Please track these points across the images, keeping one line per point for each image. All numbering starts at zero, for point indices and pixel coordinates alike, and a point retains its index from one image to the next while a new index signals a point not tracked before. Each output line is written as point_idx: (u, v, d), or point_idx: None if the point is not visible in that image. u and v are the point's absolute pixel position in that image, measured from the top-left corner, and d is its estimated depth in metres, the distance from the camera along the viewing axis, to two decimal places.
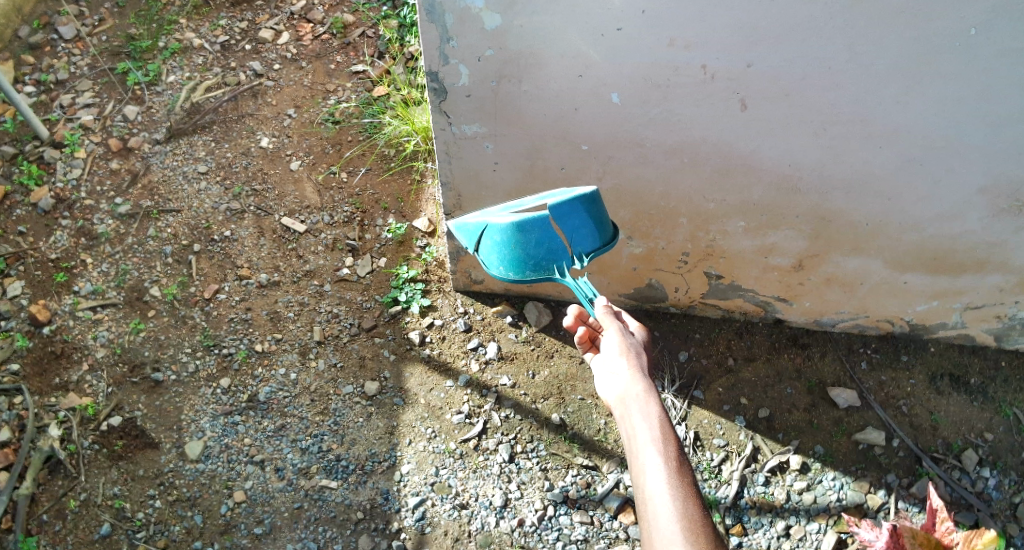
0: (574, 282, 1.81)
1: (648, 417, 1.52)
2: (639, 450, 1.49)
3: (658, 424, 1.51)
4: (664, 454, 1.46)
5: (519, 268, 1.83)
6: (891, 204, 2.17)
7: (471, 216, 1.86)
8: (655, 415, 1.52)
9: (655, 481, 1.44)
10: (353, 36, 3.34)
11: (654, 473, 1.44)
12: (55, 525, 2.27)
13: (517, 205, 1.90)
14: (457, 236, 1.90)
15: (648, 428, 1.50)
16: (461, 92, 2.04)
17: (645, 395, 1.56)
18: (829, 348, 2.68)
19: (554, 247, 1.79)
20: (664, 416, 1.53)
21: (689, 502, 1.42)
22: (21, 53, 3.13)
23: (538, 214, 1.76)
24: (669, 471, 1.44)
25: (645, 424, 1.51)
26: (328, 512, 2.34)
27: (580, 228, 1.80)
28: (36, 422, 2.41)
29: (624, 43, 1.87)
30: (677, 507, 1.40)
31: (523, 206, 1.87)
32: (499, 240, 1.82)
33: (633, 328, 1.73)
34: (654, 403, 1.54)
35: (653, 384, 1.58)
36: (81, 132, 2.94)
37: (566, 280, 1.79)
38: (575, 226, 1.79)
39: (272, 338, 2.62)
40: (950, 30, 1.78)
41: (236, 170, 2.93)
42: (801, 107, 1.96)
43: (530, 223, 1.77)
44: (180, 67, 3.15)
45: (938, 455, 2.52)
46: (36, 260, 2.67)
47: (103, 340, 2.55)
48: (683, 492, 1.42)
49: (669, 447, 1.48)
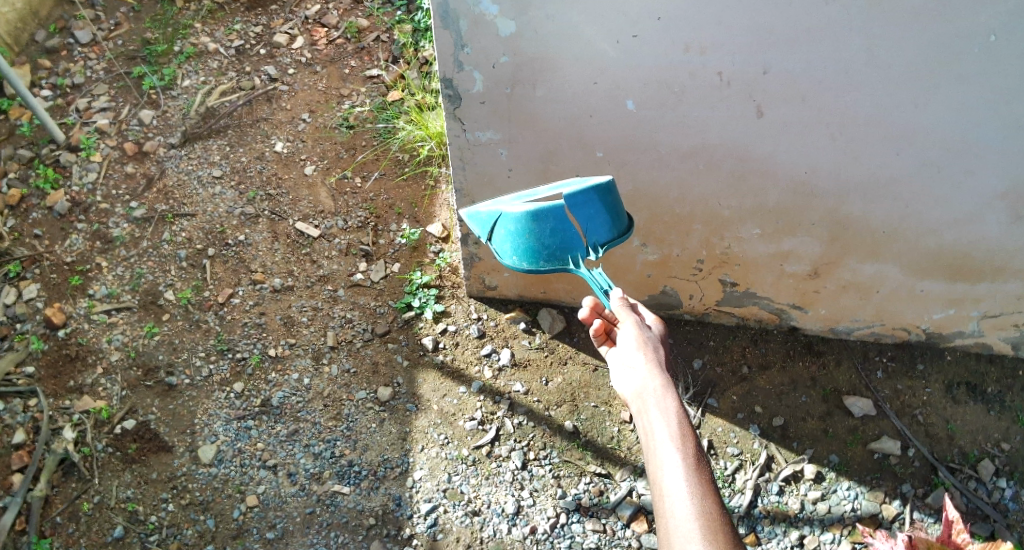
0: (588, 272, 1.79)
1: (666, 413, 1.51)
2: (657, 446, 1.48)
3: (676, 420, 1.50)
4: (682, 450, 1.45)
5: (532, 258, 1.82)
6: (909, 209, 2.15)
7: (483, 205, 1.84)
8: (674, 410, 1.51)
9: (672, 477, 1.43)
10: (368, 40, 3.35)
11: (671, 469, 1.44)
12: (68, 527, 2.28)
13: (530, 193, 1.89)
14: (466, 225, 1.89)
15: (666, 424, 1.49)
16: (475, 98, 2.03)
17: (662, 389, 1.54)
18: (844, 356, 2.65)
19: (568, 235, 1.79)
20: (682, 411, 1.52)
21: (707, 499, 1.41)
22: (38, 57, 3.14)
23: (554, 203, 1.75)
24: (687, 468, 1.44)
25: (663, 419, 1.50)
26: (339, 517, 2.34)
27: (596, 217, 1.79)
28: (50, 424, 2.42)
29: (639, 48, 1.86)
30: (694, 502, 1.40)
31: (536, 196, 1.86)
32: (513, 229, 1.80)
33: (649, 320, 1.71)
34: (672, 398, 1.53)
35: (670, 379, 1.57)
36: (97, 136, 2.96)
37: (580, 269, 1.77)
38: (590, 215, 1.78)
39: (285, 343, 2.63)
40: (971, 35, 1.78)
41: (250, 174, 2.94)
42: (818, 113, 1.95)
43: (545, 211, 1.75)
44: (195, 71, 3.16)
45: (955, 465, 2.50)
46: (51, 263, 2.69)
47: (117, 344, 2.56)
48: (701, 490, 1.41)
49: (686, 443, 1.47)
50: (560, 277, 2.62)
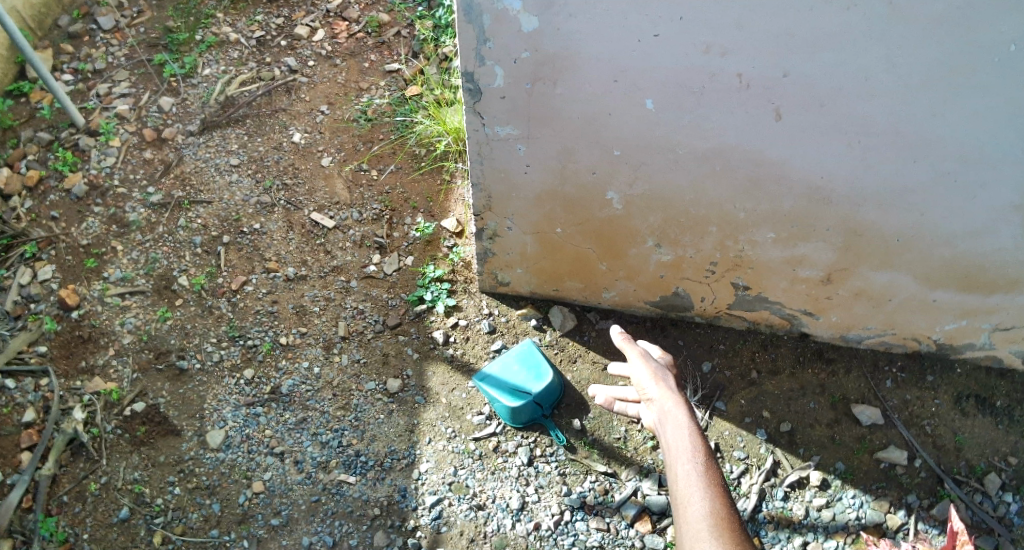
0: (551, 424, 2.53)
1: (681, 429, 1.72)
2: (674, 458, 1.68)
3: (690, 433, 1.71)
4: (696, 458, 1.65)
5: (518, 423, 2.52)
6: (922, 217, 2.15)
7: (486, 387, 2.52)
8: (687, 425, 1.72)
9: (687, 484, 1.62)
10: (388, 35, 3.37)
11: (686, 477, 1.63)
12: (74, 506, 2.29)
13: (512, 389, 2.50)
14: (482, 391, 2.54)
15: (681, 436, 1.70)
16: (496, 93, 2.04)
17: (678, 408, 1.77)
18: (854, 364, 2.65)
19: (537, 412, 2.51)
20: (696, 428, 1.73)
21: (720, 503, 1.58)
22: (60, 42, 3.17)
23: (524, 400, 2.47)
24: (700, 476, 1.62)
25: (678, 435, 1.71)
26: (344, 506, 2.35)
27: (549, 392, 2.52)
28: (61, 404, 2.44)
29: (658, 48, 1.87)
30: (708, 507, 1.57)
31: (516, 385, 2.51)
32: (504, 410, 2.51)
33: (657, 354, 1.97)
34: (686, 415, 1.74)
35: (685, 400, 1.79)
36: (116, 121, 2.98)
37: (545, 423, 2.53)
38: (546, 393, 2.51)
39: (297, 331, 2.64)
40: (991, 44, 1.77)
41: (267, 164, 2.96)
42: (836, 118, 1.94)
43: (519, 409, 2.47)
44: (216, 60, 3.18)
45: (961, 477, 2.49)
46: (67, 245, 2.71)
47: (130, 327, 2.58)
48: (713, 495, 1.59)
49: (699, 453, 1.66)
50: (573, 274, 2.63)
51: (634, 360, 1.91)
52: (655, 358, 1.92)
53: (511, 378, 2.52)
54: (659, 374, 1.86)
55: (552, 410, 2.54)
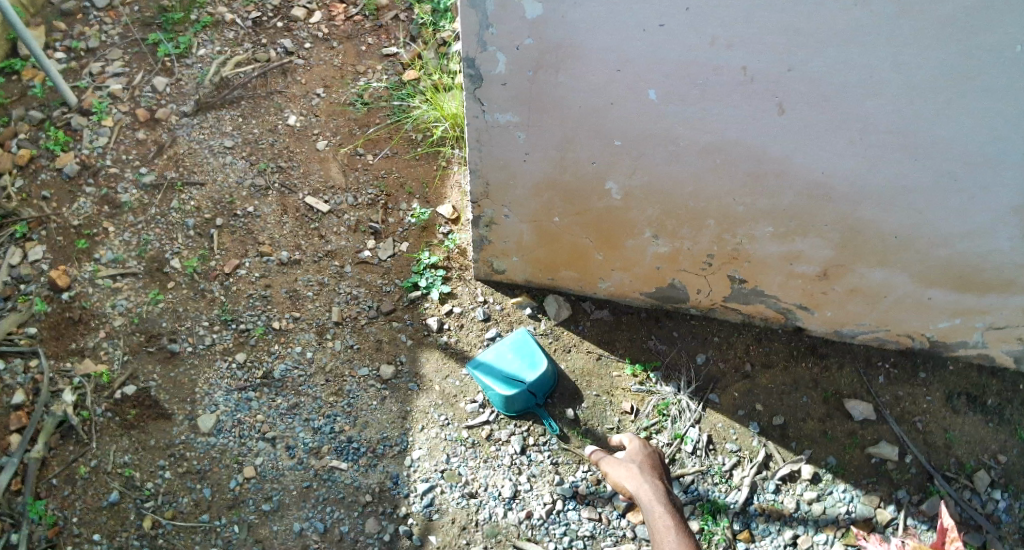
0: (545, 413, 2.52)
1: (658, 513, 2.09)
2: (658, 539, 2.03)
3: (664, 514, 2.08)
4: (670, 531, 2.03)
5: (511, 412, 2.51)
6: (920, 217, 2.14)
7: (480, 377, 2.51)
8: (661, 506, 2.11)
9: None
10: (386, 18, 3.34)
11: None
12: (64, 490, 2.28)
13: (507, 377, 2.49)
14: (476, 379, 2.52)
15: (659, 517, 2.07)
16: (497, 80, 2.02)
17: (651, 491, 2.16)
18: (848, 359, 2.65)
19: (531, 400, 2.49)
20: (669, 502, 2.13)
21: None
22: (53, 19, 3.12)
23: (518, 388, 2.45)
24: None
25: (657, 520, 2.07)
26: (336, 493, 2.34)
27: (544, 380, 2.50)
28: (50, 386, 2.42)
29: (663, 39, 1.84)
30: None
31: (511, 373, 2.49)
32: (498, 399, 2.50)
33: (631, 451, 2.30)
34: (657, 491, 2.16)
35: (656, 480, 2.20)
36: (109, 101, 2.94)
37: (539, 411, 2.51)
38: (541, 381, 2.49)
39: (290, 316, 2.62)
40: (997, 45, 1.75)
41: (262, 146, 2.93)
42: (839, 115, 1.93)
43: (513, 398, 2.46)
44: (211, 40, 3.14)
45: (950, 474, 2.49)
46: (58, 226, 2.68)
47: (121, 309, 2.55)
48: None
49: (674, 531, 2.02)
50: (569, 264, 2.62)
51: (614, 464, 2.28)
52: (630, 457, 2.28)
53: (506, 367, 2.51)
54: (635, 469, 2.24)
55: (546, 398, 2.53)
